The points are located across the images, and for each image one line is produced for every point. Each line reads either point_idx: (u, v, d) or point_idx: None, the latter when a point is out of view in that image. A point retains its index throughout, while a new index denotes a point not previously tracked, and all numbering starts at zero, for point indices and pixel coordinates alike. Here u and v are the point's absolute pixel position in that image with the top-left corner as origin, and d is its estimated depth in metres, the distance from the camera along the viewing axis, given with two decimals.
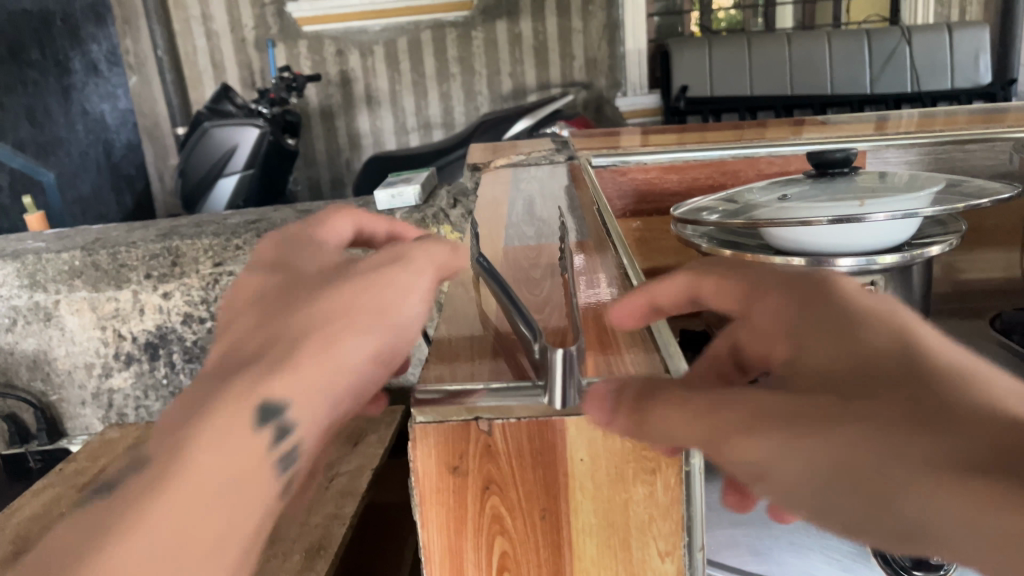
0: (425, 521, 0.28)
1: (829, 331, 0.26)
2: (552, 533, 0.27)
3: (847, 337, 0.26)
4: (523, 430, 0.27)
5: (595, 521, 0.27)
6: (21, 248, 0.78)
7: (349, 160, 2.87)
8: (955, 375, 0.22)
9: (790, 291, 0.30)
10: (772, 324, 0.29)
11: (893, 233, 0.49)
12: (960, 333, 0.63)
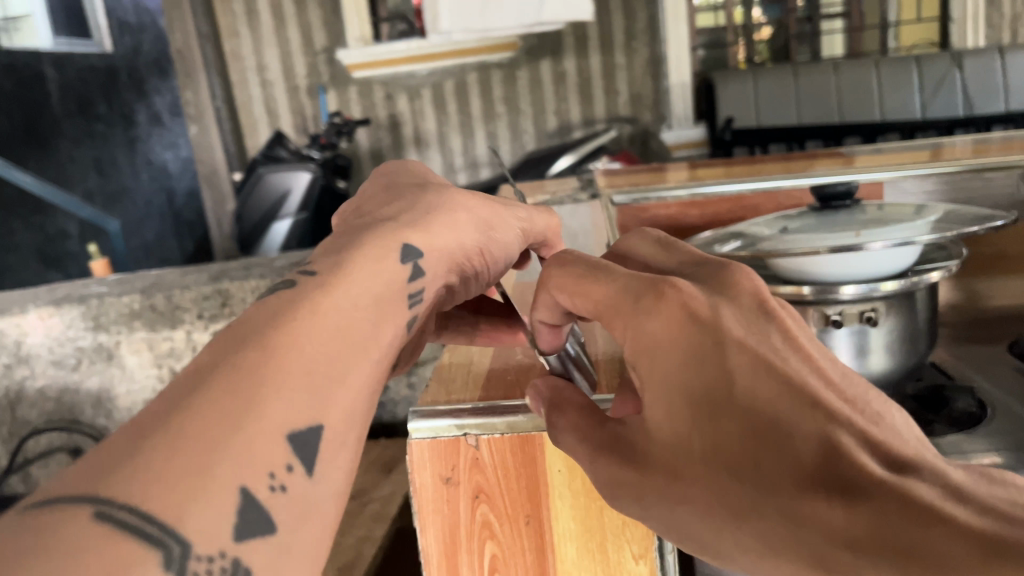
0: (429, 525, 0.36)
1: (721, 421, 0.30)
2: (536, 536, 0.36)
3: (736, 439, 0.29)
4: (506, 443, 0.36)
5: (575, 528, 0.35)
6: (86, 294, 0.84)
7: None
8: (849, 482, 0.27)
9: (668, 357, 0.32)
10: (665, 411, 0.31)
11: (892, 262, 0.51)
12: (978, 359, 0.64)
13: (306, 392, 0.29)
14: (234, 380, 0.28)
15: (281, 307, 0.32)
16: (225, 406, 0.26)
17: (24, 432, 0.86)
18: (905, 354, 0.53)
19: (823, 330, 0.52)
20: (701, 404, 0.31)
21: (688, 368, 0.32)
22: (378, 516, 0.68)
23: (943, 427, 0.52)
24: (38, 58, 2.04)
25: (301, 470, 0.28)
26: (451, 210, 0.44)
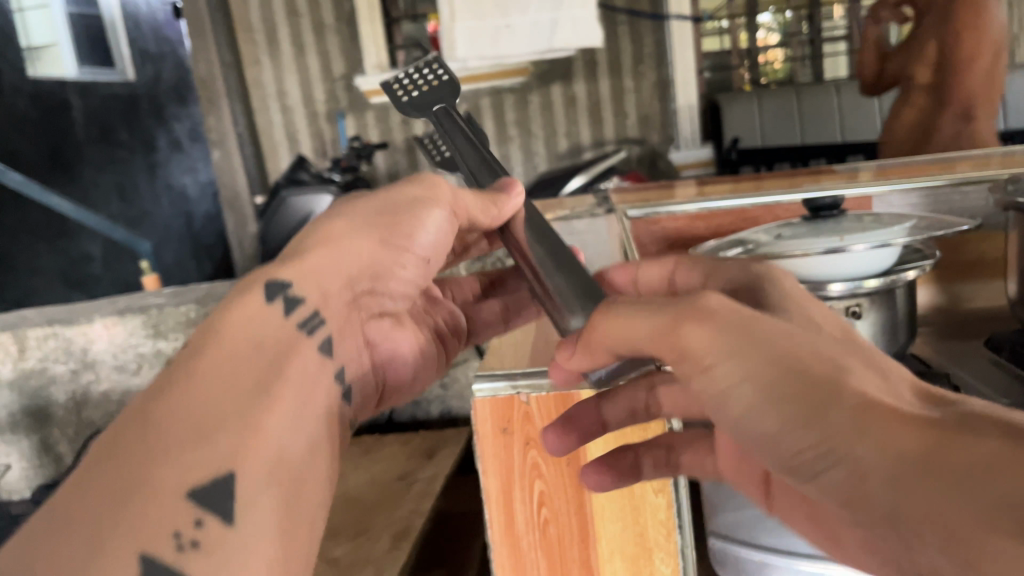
0: (489, 470, 0.45)
1: (798, 417, 0.28)
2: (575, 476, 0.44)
3: (790, 374, 0.29)
4: (550, 398, 0.43)
5: None
6: (145, 304, 0.92)
7: None
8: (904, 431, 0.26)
9: (733, 370, 0.31)
10: (746, 428, 0.31)
11: (874, 263, 0.59)
12: (957, 352, 0.72)
13: (205, 448, 0.33)
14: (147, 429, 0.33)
15: (172, 376, 0.36)
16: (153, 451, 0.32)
17: (88, 431, 0.94)
18: (883, 344, 0.61)
19: None
20: (788, 408, 0.29)
21: (762, 380, 0.30)
22: (423, 492, 0.75)
23: None
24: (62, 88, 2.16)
25: (212, 523, 0.33)
26: (328, 242, 0.49)
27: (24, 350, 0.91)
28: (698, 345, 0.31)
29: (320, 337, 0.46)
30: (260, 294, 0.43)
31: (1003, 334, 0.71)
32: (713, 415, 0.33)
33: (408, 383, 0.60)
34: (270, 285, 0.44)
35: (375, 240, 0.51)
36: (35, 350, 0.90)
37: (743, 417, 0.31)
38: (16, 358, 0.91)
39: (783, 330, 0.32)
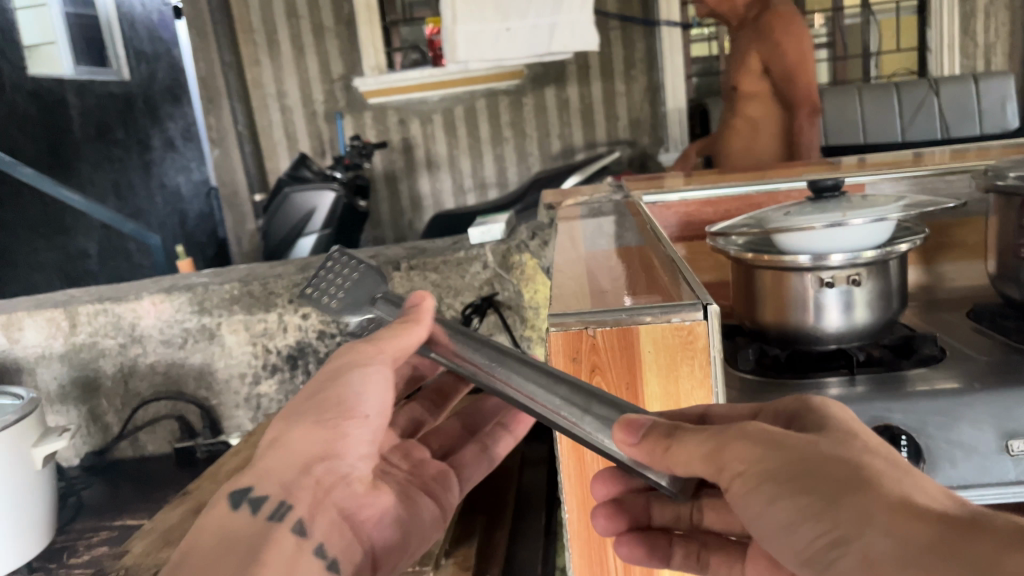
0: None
1: (808, 520, 0.32)
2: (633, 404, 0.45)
3: (816, 476, 0.32)
4: (614, 333, 0.44)
5: (661, 403, 0.45)
6: (189, 283, 0.98)
7: (411, 221, 3.10)
8: (903, 526, 0.28)
9: (755, 479, 0.34)
10: (773, 530, 0.34)
11: (870, 236, 0.67)
12: (943, 323, 0.80)
13: None
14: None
15: None
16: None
17: (134, 402, 1.00)
18: (877, 311, 0.69)
19: (820, 290, 0.68)
20: (805, 510, 0.32)
21: (783, 486, 0.33)
22: None
23: (911, 364, 0.69)
24: (61, 85, 2.08)
25: None
26: (274, 441, 0.48)
27: (75, 325, 0.97)
28: (735, 461, 0.35)
29: (293, 518, 0.46)
30: (227, 504, 0.46)
31: (983, 307, 0.79)
32: (742, 521, 0.36)
33: (406, 549, 0.53)
34: (234, 494, 0.46)
35: (317, 426, 0.48)
36: (86, 326, 0.97)
37: (771, 521, 0.34)
38: (67, 333, 0.97)
39: (810, 439, 0.35)
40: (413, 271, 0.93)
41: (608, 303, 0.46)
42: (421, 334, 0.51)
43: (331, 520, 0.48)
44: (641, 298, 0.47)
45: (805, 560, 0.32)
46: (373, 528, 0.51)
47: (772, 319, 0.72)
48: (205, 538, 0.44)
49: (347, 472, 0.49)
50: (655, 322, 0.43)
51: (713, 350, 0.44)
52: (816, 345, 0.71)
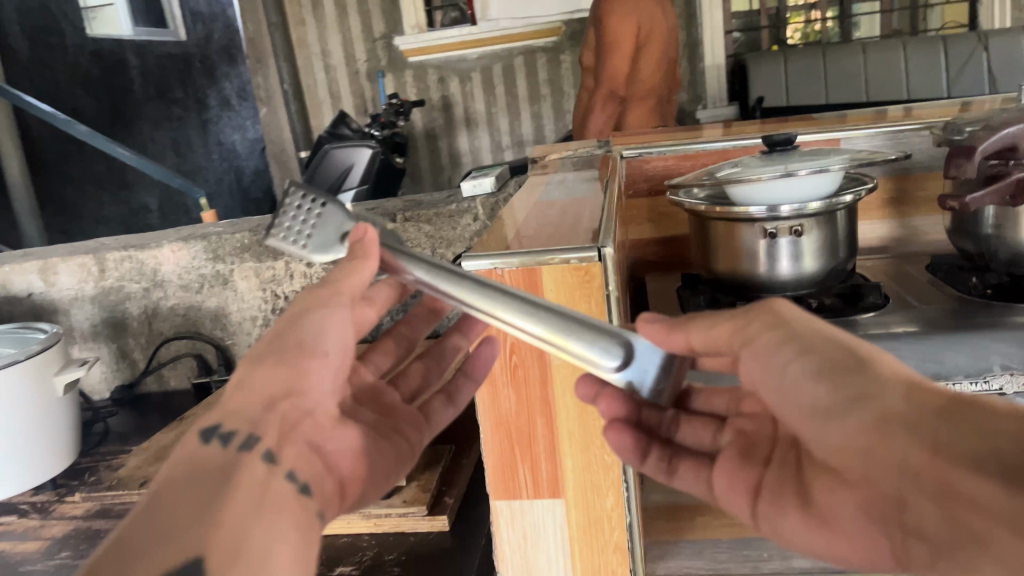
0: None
1: (827, 382, 0.39)
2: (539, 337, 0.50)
3: (841, 358, 0.40)
4: (519, 272, 0.48)
5: None
6: (205, 232, 1.05)
7: (450, 177, 3.17)
8: (913, 394, 0.35)
9: (793, 347, 0.43)
10: (790, 386, 0.42)
11: (816, 187, 0.70)
12: (905, 275, 0.82)
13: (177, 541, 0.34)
14: (168, 520, 0.35)
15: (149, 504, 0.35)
16: (160, 552, 0.33)
17: (158, 340, 1.09)
18: (824, 260, 0.73)
19: (766, 240, 0.72)
20: (828, 377, 0.39)
21: (808, 353, 0.41)
22: None
23: (851, 310, 0.72)
24: (121, 47, 2.52)
25: None
26: (235, 386, 0.44)
27: (103, 270, 1.05)
28: (764, 335, 0.44)
29: (263, 448, 0.41)
30: (195, 441, 0.40)
31: (942, 260, 0.81)
32: (764, 380, 0.44)
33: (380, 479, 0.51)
34: (201, 432, 0.41)
35: (277, 363, 0.44)
36: (113, 271, 1.05)
37: (792, 381, 0.42)
38: (97, 278, 1.06)
39: (836, 329, 0.43)
40: (408, 222, 1.00)
41: (522, 245, 0.51)
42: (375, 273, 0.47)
43: (299, 453, 0.44)
44: (553, 239, 0.51)
45: (810, 411, 0.40)
46: (338, 459, 0.48)
47: (725, 268, 0.76)
48: (174, 468, 0.39)
49: (313, 405, 0.46)
50: (556, 264, 0.48)
51: (608, 288, 0.48)
52: (763, 292, 0.75)
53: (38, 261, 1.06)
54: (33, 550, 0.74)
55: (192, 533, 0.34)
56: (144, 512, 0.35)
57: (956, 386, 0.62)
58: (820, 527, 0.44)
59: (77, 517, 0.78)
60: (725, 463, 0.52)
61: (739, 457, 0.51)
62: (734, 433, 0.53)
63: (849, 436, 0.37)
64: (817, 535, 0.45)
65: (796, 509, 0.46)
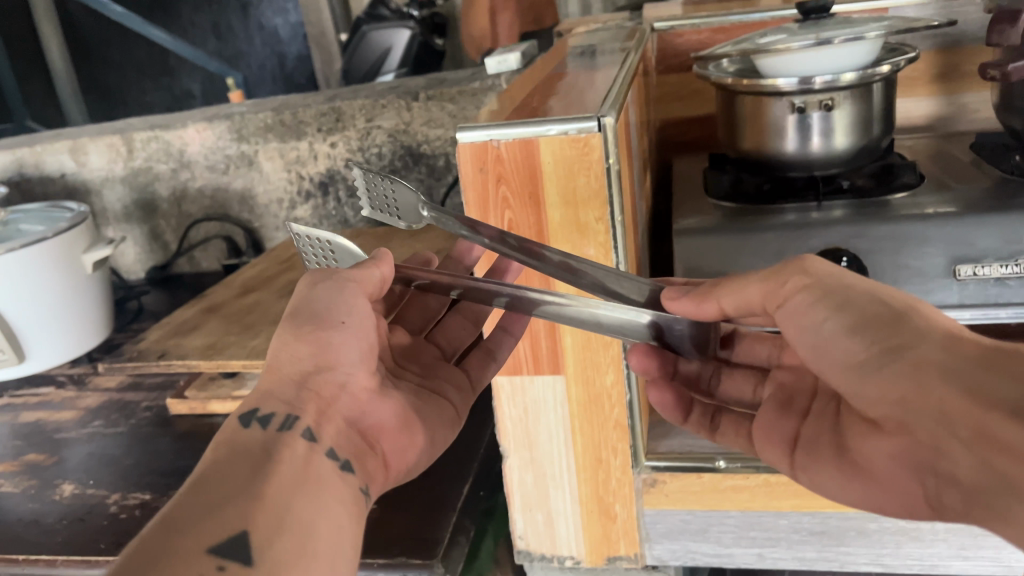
0: (468, 203, 0.49)
1: (866, 334, 0.40)
2: (536, 212, 0.48)
3: (880, 311, 0.41)
4: (515, 144, 0.46)
5: (562, 212, 0.48)
6: (229, 111, 1.04)
7: None
8: (956, 346, 0.37)
9: (830, 303, 0.43)
10: (825, 340, 0.42)
11: (850, 57, 0.65)
12: (947, 154, 0.78)
13: (215, 518, 0.37)
14: (210, 499, 0.38)
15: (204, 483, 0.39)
16: (203, 530, 0.37)
17: (187, 223, 1.10)
18: (857, 137, 0.69)
19: (793, 115, 0.68)
20: (865, 332, 0.40)
21: (846, 306, 0.42)
22: None
23: (880, 192, 0.68)
24: None
25: (233, 566, 0.36)
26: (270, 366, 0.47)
27: (132, 151, 1.06)
28: (793, 287, 0.44)
29: (302, 425, 0.45)
30: (237, 423, 0.44)
31: (986, 140, 0.76)
32: (792, 334, 0.44)
33: (425, 444, 0.51)
34: (239, 416, 0.44)
35: (298, 340, 0.46)
36: (141, 151, 1.06)
37: (825, 336, 0.42)
38: (126, 158, 1.07)
39: (874, 286, 0.43)
40: (430, 101, 0.97)
41: (520, 115, 0.49)
42: (384, 272, 0.49)
43: (337, 430, 0.47)
44: (554, 110, 0.49)
45: (847, 366, 0.41)
46: (378, 430, 0.49)
47: (751, 146, 0.72)
48: (218, 447, 0.42)
49: (345, 379, 0.48)
50: (552, 135, 0.46)
51: (608, 161, 0.46)
52: (789, 170, 0.72)
53: (68, 141, 1.07)
54: (69, 419, 0.77)
55: (232, 508, 0.38)
56: (188, 490, 0.38)
57: (986, 270, 0.59)
58: (855, 474, 0.43)
59: (110, 390, 0.81)
60: (764, 415, 0.50)
61: (778, 409, 0.50)
62: (774, 386, 0.51)
63: (885, 386, 0.38)
64: (851, 483, 0.43)
65: (832, 459, 0.45)
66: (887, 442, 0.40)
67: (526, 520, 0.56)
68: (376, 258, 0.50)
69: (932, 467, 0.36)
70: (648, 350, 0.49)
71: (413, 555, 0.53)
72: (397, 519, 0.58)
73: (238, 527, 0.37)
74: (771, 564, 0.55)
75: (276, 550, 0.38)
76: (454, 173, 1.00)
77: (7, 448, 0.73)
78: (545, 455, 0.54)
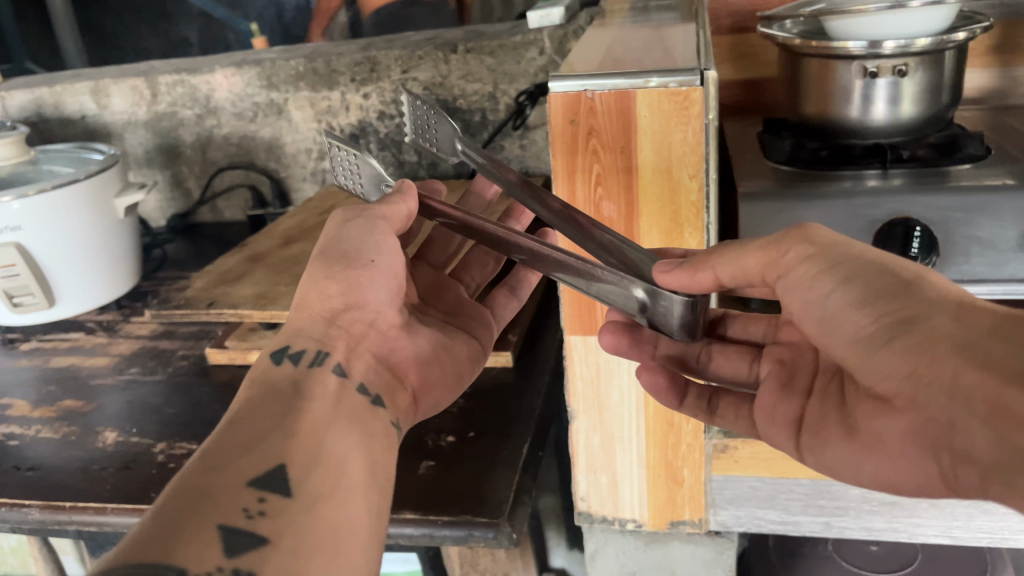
0: (555, 156, 0.47)
1: (873, 304, 0.39)
2: (627, 168, 0.46)
3: (888, 277, 0.39)
4: (611, 96, 0.44)
5: (654, 168, 0.46)
6: (259, 57, 1.02)
7: None
8: (969, 316, 0.36)
9: (836, 272, 0.41)
10: (832, 313, 0.41)
11: (926, 22, 0.64)
12: (1006, 127, 0.76)
13: (248, 456, 0.40)
14: (246, 439, 0.41)
15: (237, 428, 0.42)
16: (242, 466, 0.39)
17: (211, 171, 1.08)
18: (923, 105, 0.67)
19: (863, 80, 0.67)
20: (874, 300, 0.39)
21: (855, 274, 0.40)
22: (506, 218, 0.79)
23: (946, 161, 0.67)
24: None
25: (273, 497, 0.39)
26: (303, 307, 0.51)
27: (156, 94, 1.03)
28: (794, 254, 0.42)
29: (333, 361, 0.48)
30: (268, 362, 0.48)
31: None
32: (796, 304, 0.43)
33: (453, 380, 0.57)
34: (273, 353, 0.48)
35: (327, 279, 0.50)
36: (166, 96, 1.03)
37: (832, 307, 0.41)
38: (150, 102, 1.04)
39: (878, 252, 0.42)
40: (469, 54, 0.94)
41: (612, 66, 0.47)
42: (412, 208, 0.51)
43: (366, 366, 0.50)
44: (648, 62, 0.47)
45: (857, 340, 0.40)
46: (407, 366, 0.54)
47: (814, 110, 0.71)
48: (253, 386, 0.46)
49: (374, 317, 0.51)
50: (652, 86, 0.44)
51: (707, 117, 0.44)
52: (853, 136, 0.71)
53: (89, 81, 1.04)
54: (103, 365, 0.75)
55: (266, 448, 0.41)
56: (225, 430, 0.41)
57: None
58: (859, 448, 0.42)
59: (142, 338, 0.79)
60: (764, 397, 0.49)
61: (779, 388, 0.48)
62: (772, 363, 0.50)
63: (898, 360, 0.37)
64: (854, 458, 0.43)
65: (836, 431, 0.44)
66: (899, 417, 0.38)
67: (589, 482, 0.55)
68: (401, 191, 0.51)
69: (948, 442, 0.36)
70: (616, 328, 0.48)
71: (477, 514, 0.53)
72: (455, 476, 0.57)
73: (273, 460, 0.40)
74: (838, 533, 0.55)
75: (309, 483, 0.40)
76: (489, 129, 0.98)
77: (42, 392, 0.72)
78: (613, 416, 0.53)
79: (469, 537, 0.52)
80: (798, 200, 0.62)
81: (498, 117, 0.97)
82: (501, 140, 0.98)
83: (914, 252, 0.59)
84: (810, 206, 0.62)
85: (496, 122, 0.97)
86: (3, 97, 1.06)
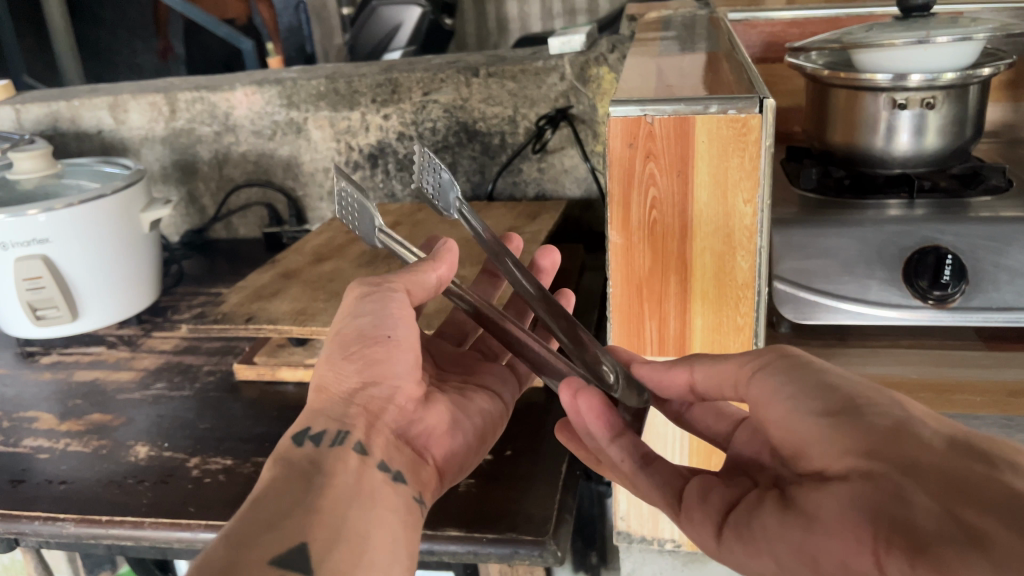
0: (612, 177, 0.48)
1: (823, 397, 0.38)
2: (682, 192, 0.47)
3: (837, 378, 0.39)
4: (671, 121, 0.45)
5: (709, 192, 0.47)
6: (279, 77, 1.02)
7: (516, 66, 3.06)
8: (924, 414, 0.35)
9: (788, 368, 0.41)
10: (782, 408, 0.40)
11: (952, 59, 0.65)
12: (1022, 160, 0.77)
13: (268, 536, 0.38)
14: (268, 518, 0.39)
15: (256, 507, 0.40)
16: (268, 543, 0.38)
17: (228, 188, 1.08)
18: (949, 137, 0.69)
19: (891, 111, 0.68)
20: (823, 390, 0.38)
21: (803, 374, 0.40)
22: (529, 241, 0.80)
23: (971, 191, 0.68)
24: None
25: None
26: (319, 387, 0.49)
27: (174, 111, 1.04)
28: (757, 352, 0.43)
29: (354, 440, 0.46)
30: (287, 442, 0.46)
31: None
32: (759, 402, 0.41)
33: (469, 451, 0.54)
34: (292, 434, 0.46)
35: (345, 359, 0.48)
36: (185, 112, 1.04)
37: (784, 402, 0.40)
38: (168, 118, 1.04)
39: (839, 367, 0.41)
40: (491, 78, 0.95)
41: (670, 92, 0.47)
42: (441, 275, 0.51)
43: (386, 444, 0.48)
44: (704, 88, 0.48)
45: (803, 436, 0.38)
46: (424, 440, 0.51)
47: (840, 140, 0.73)
48: (274, 465, 0.44)
49: (393, 392, 0.49)
50: (711, 113, 0.45)
51: (764, 143, 0.45)
52: (878, 165, 0.72)
53: (108, 97, 1.04)
54: (128, 379, 0.75)
55: (290, 526, 0.39)
56: (247, 511, 0.39)
57: None
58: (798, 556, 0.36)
59: (166, 353, 0.79)
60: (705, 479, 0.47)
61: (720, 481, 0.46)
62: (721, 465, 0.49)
63: (851, 442, 0.35)
64: (794, 540, 0.37)
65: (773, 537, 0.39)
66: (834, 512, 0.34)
67: (631, 504, 0.55)
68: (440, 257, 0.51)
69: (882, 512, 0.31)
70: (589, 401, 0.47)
71: (523, 532, 0.53)
72: (496, 494, 0.57)
73: (298, 537, 0.38)
74: None
75: (332, 562, 0.39)
76: (508, 153, 0.99)
77: (67, 405, 0.71)
78: (656, 435, 0.54)
79: (514, 555, 0.52)
80: (831, 227, 0.61)
81: (517, 140, 0.98)
82: (519, 163, 0.99)
83: (945, 280, 0.59)
84: (839, 233, 0.61)
85: (514, 144, 0.98)
86: (19, 110, 1.06)
